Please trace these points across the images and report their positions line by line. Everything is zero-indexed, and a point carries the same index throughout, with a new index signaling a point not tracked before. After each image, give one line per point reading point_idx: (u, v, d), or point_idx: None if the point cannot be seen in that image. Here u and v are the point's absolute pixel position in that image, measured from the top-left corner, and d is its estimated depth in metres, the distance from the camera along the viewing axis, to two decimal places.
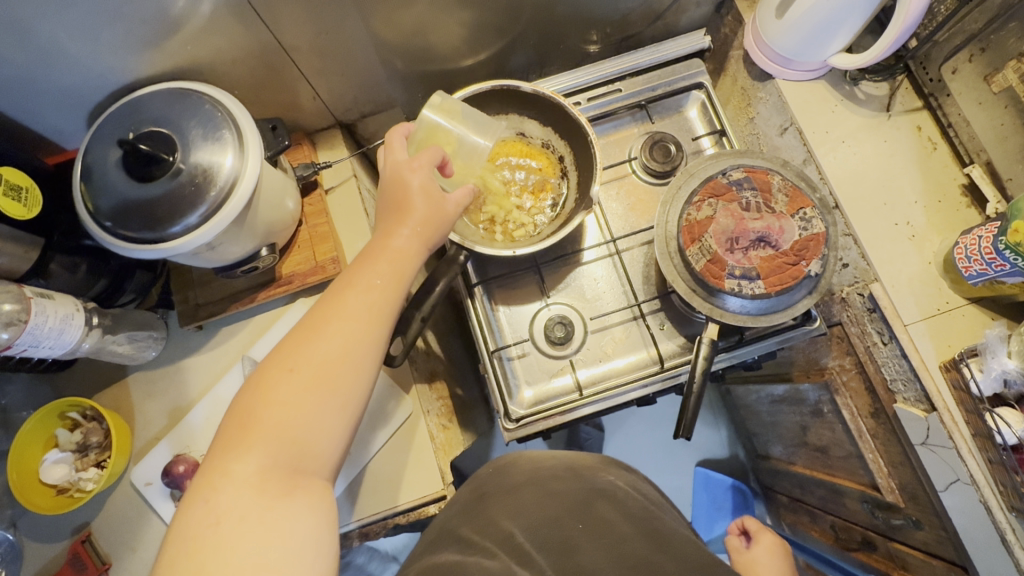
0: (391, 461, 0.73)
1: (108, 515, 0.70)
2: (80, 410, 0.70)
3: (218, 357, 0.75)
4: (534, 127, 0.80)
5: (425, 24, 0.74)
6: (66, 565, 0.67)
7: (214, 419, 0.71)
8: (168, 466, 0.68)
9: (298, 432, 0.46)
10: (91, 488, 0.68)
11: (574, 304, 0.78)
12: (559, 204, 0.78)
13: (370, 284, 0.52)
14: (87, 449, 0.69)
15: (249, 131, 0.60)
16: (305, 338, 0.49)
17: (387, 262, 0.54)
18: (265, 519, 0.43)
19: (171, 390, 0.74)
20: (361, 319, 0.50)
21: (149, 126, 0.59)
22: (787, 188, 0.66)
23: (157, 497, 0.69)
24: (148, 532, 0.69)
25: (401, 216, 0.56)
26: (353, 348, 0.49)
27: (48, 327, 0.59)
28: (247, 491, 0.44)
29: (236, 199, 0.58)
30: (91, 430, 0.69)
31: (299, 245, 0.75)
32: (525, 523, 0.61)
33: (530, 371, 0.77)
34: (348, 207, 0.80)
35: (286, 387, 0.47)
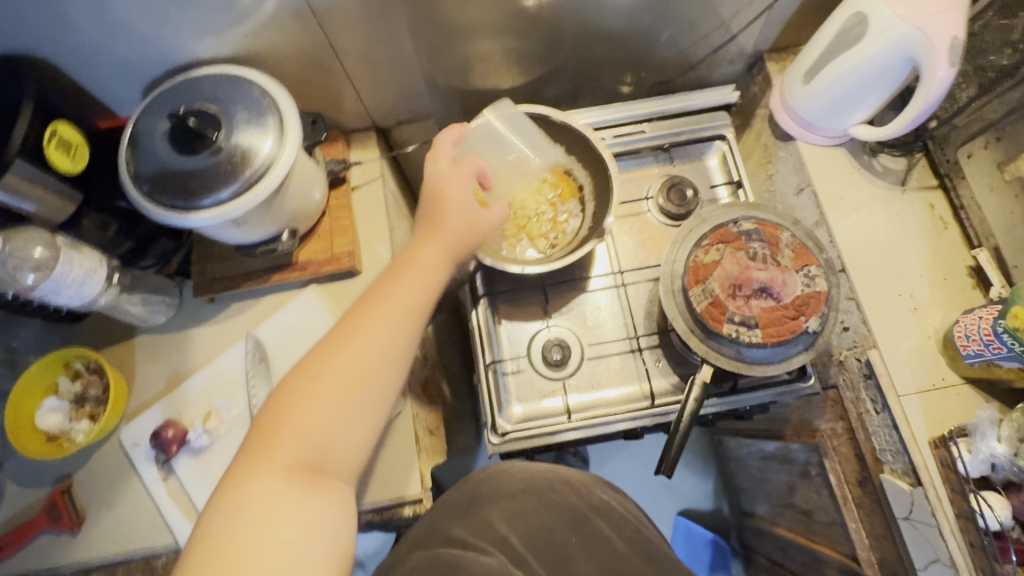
0: (373, 458, 0.73)
1: (90, 470, 0.71)
2: (82, 363, 0.72)
3: (225, 331, 0.77)
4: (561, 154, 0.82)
5: (469, 46, 0.78)
6: (43, 513, 0.68)
7: (209, 390, 0.73)
8: (158, 429, 0.69)
9: (325, 429, 0.51)
10: (79, 440, 0.69)
11: (574, 331, 0.79)
12: (575, 230, 0.80)
13: (406, 299, 0.56)
14: (84, 401, 0.71)
15: (291, 119, 0.64)
16: (339, 342, 0.53)
17: (416, 283, 0.58)
18: (292, 505, 0.48)
19: (173, 356, 0.76)
20: (396, 331, 0.55)
21: (199, 103, 0.63)
22: (794, 245, 0.67)
23: (141, 459, 0.71)
24: (126, 493, 0.70)
25: (447, 243, 0.62)
26: (380, 360, 0.53)
27: (71, 278, 0.62)
28: (276, 481, 0.48)
29: (268, 181, 0.61)
30: (90, 382, 0.72)
31: (319, 234, 0.78)
32: (517, 530, 0.63)
33: (523, 389, 0.78)
34: (370, 205, 0.82)
35: (317, 388, 0.51)
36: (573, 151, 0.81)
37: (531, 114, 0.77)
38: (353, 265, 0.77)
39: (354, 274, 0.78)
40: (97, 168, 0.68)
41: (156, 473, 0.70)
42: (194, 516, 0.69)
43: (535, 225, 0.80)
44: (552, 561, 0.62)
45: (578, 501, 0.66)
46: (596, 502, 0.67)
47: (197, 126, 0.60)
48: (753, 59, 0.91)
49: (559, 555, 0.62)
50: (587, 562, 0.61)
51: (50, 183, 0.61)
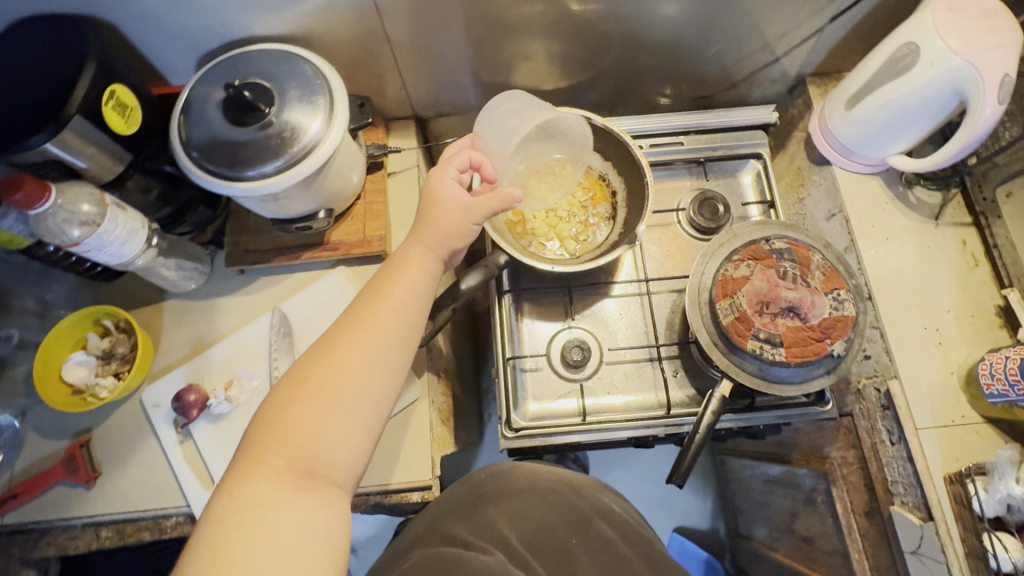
0: (387, 441, 0.74)
1: (110, 426, 0.72)
2: (112, 321, 0.74)
3: (254, 301, 0.78)
4: (597, 158, 0.83)
5: (517, 45, 0.79)
6: (60, 464, 0.69)
7: (232, 359, 0.74)
8: (180, 392, 0.70)
9: (318, 432, 0.51)
10: (103, 396, 0.71)
11: (595, 335, 0.80)
12: (605, 235, 0.80)
13: (397, 299, 0.57)
14: (111, 358, 0.73)
15: (340, 101, 0.65)
16: (331, 346, 0.54)
17: (409, 286, 0.58)
18: (286, 508, 0.48)
19: (199, 323, 0.77)
20: (385, 331, 0.56)
21: (254, 77, 0.65)
22: (826, 268, 0.68)
23: (160, 421, 0.72)
24: (143, 453, 0.71)
25: (441, 244, 0.61)
26: (371, 363, 0.54)
27: (114, 236, 0.63)
28: (270, 485, 0.49)
29: (312, 159, 0.62)
30: (118, 341, 0.73)
31: (353, 216, 0.79)
32: (520, 529, 0.63)
33: (539, 387, 0.78)
34: (404, 192, 0.83)
35: (310, 392, 0.52)
36: (609, 157, 0.82)
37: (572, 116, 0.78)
38: (383, 250, 0.78)
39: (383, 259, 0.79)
40: (148, 132, 0.69)
41: (174, 436, 0.71)
42: (207, 481, 0.70)
43: (565, 226, 0.81)
44: (554, 562, 0.61)
45: (583, 504, 0.67)
46: (601, 506, 0.67)
47: (247, 100, 0.61)
48: (794, 82, 0.92)
49: (561, 554, 0.62)
50: (590, 564, 0.61)
51: (104, 142, 0.62)
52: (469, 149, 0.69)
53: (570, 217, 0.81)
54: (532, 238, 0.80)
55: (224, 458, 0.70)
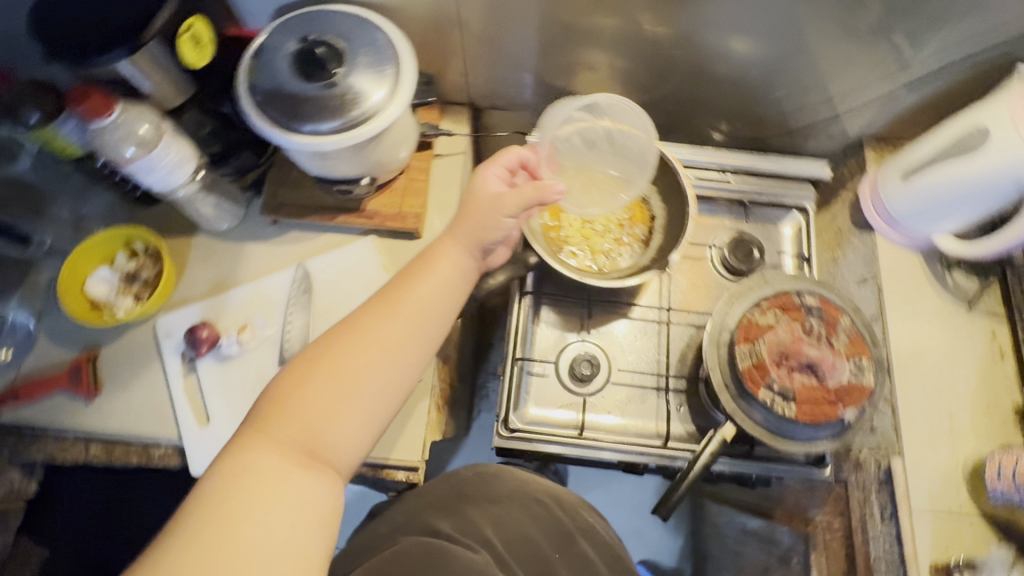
0: None
1: (118, 346, 0.73)
2: (141, 245, 0.74)
3: (281, 252, 0.79)
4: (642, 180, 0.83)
5: (585, 54, 0.80)
6: (66, 373, 0.70)
7: (250, 305, 0.75)
8: (194, 326, 0.72)
9: (328, 410, 0.52)
10: (119, 315, 0.72)
11: (607, 354, 0.79)
12: (636, 257, 0.80)
13: (424, 291, 0.58)
14: (133, 280, 0.74)
15: (407, 74, 0.65)
16: (353, 327, 0.55)
17: (437, 280, 0.59)
18: (285, 481, 0.48)
19: (224, 264, 0.78)
20: (407, 320, 0.56)
21: (328, 37, 0.65)
22: (851, 332, 0.67)
23: (169, 350, 0.72)
24: (145, 379, 0.72)
25: (472, 244, 0.62)
26: (389, 348, 0.55)
27: (158, 162, 0.64)
28: (273, 456, 0.49)
29: (369, 126, 0.63)
30: (144, 265, 0.74)
31: (393, 189, 0.79)
32: (504, 536, 0.63)
33: (542, 393, 0.78)
34: (447, 176, 0.83)
35: (326, 370, 0.53)
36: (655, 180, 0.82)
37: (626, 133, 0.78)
38: (415, 227, 0.78)
39: (412, 238, 0.79)
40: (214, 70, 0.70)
41: (180, 368, 0.71)
42: (202, 418, 0.69)
43: (599, 240, 0.81)
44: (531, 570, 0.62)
45: (567, 519, 0.67)
46: (584, 525, 0.67)
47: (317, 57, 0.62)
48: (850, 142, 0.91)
49: (540, 566, 0.62)
50: None
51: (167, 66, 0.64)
52: (520, 146, 0.68)
53: (604, 232, 0.81)
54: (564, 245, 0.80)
55: (222, 399, 0.70)
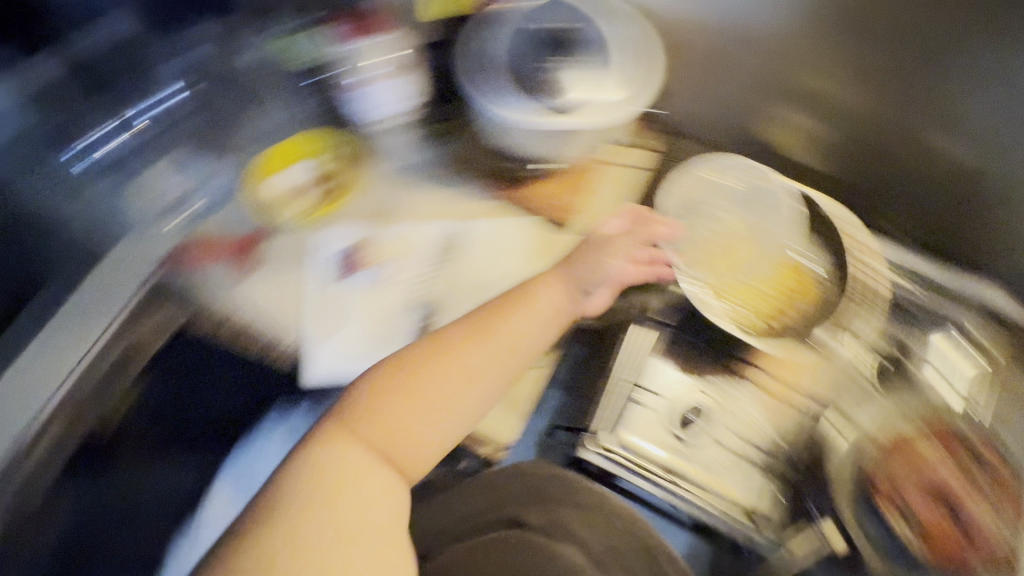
0: None
1: (276, 240, 0.74)
2: (320, 159, 0.76)
3: (436, 202, 0.77)
4: (816, 247, 0.75)
5: (791, 107, 0.78)
6: (238, 248, 0.73)
7: (397, 243, 0.76)
8: (353, 246, 0.75)
9: (411, 420, 0.60)
10: (296, 212, 0.74)
11: (719, 410, 0.72)
12: (789, 327, 0.73)
13: (510, 332, 0.67)
14: (319, 184, 0.76)
15: (636, 78, 0.78)
16: (444, 352, 0.65)
17: (523, 324, 0.68)
18: (366, 479, 0.57)
19: (383, 194, 0.77)
20: (490, 354, 0.65)
21: (575, 23, 0.77)
22: (1007, 485, 0.65)
23: (320, 260, 0.74)
24: (290, 278, 0.73)
25: (570, 284, 0.71)
26: (473, 376, 0.64)
27: (379, 90, 0.76)
28: (359, 454, 0.58)
29: (596, 113, 0.76)
30: (332, 172, 0.76)
31: (559, 179, 0.77)
32: (597, 539, 0.66)
33: (639, 424, 0.71)
34: (605, 182, 0.78)
35: (416, 387, 0.62)
36: (832, 254, 0.74)
37: (807, 199, 0.76)
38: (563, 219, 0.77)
39: (559, 228, 0.77)
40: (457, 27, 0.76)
41: (324, 280, 0.74)
42: (327, 338, 0.72)
43: (755, 297, 0.74)
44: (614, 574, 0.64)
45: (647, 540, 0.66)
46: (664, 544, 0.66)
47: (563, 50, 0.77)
48: None
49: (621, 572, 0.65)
50: None
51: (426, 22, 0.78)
52: (636, 204, 0.78)
53: (763, 291, 0.74)
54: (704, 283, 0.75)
55: (353, 325, 0.73)
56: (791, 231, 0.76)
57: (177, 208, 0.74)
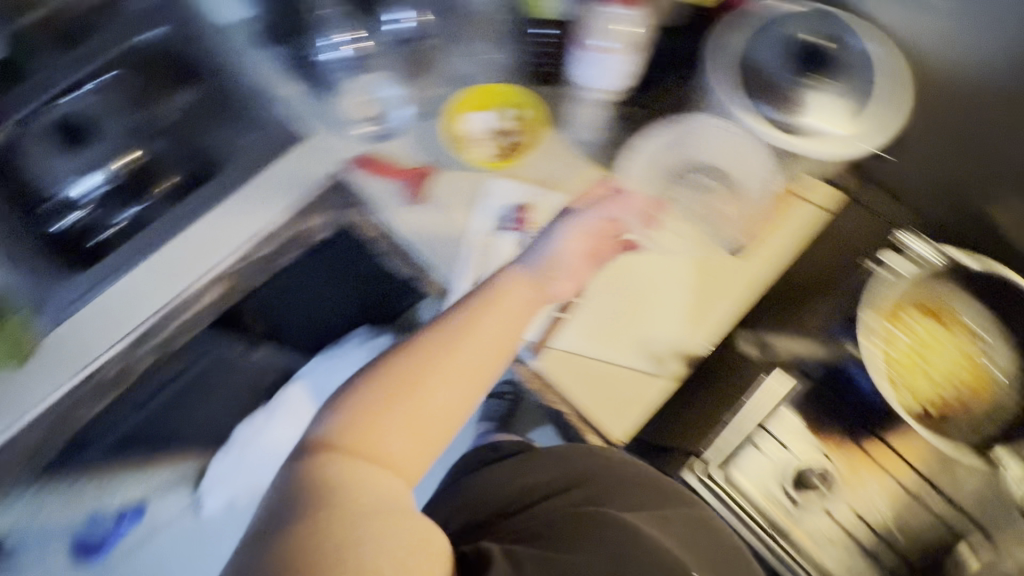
0: (608, 381, 0.69)
1: (449, 177, 0.76)
2: (524, 112, 0.78)
3: (611, 185, 0.77)
4: (999, 355, 0.69)
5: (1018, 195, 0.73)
6: (411, 174, 0.76)
7: (562, 214, 0.75)
8: (518, 205, 0.75)
9: (399, 427, 0.56)
10: (478, 158, 0.77)
11: (844, 482, 0.67)
12: (949, 426, 0.67)
13: (493, 329, 0.62)
14: (502, 136, 0.77)
15: (874, 120, 0.76)
16: (424, 360, 0.59)
17: (507, 318, 0.63)
18: (369, 490, 0.53)
19: (562, 162, 0.77)
20: (474, 352, 0.60)
21: (845, 49, 0.77)
22: None
23: (485, 208, 0.75)
24: (454, 217, 0.75)
25: (538, 286, 0.65)
26: (454, 379, 0.59)
27: (605, 66, 0.74)
28: (357, 470, 0.54)
29: (823, 144, 0.75)
30: (516, 129, 0.78)
31: (746, 202, 0.76)
32: (684, 539, 0.63)
33: (755, 469, 0.67)
34: (794, 219, 0.76)
35: (400, 401, 0.57)
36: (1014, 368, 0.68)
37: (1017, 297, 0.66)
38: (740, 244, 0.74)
39: (731, 253, 0.75)
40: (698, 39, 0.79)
41: (483, 227, 0.74)
42: (476, 278, 0.72)
43: (923, 382, 0.68)
44: None
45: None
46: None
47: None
48: None
49: None
50: None
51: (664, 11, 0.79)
52: (570, 207, 0.70)
53: (931, 379, 0.69)
54: (879, 355, 0.67)
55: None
56: (984, 329, 0.69)
57: (373, 121, 0.78)
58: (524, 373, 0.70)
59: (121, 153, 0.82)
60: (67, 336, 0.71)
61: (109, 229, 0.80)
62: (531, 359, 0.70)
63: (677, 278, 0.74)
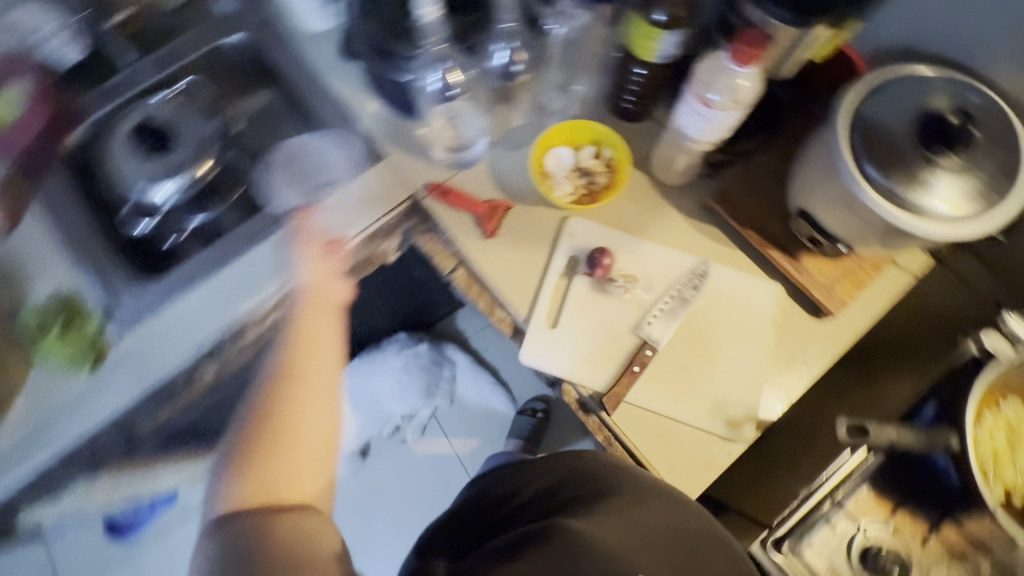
0: (678, 440, 0.68)
1: (529, 213, 0.76)
2: (610, 155, 0.76)
3: (693, 236, 0.76)
4: None
5: None
6: (486, 206, 0.75)
7: (643, 263, 0.74)
8: (599, 250, 0.72)
9: (294, 459, 0.62)
10: (560, 195, 0.75)
11: (911, 563, 0.67)
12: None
13: (322, 343, 0.68)
14: (585, 176, 0.76)
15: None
16: (280, 397, 0.64)
17: (325, 326, 0.69)
18: (300, 523, 0.59)
19: (645, 210, 0.76)
20: (315, 369, 0.66)
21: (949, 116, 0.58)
22: None
23: (564, 250, 0.74)
24: (532, 256, 0.74)
25: (334, 288, 0.71)
26: (312, 397, 0.65)
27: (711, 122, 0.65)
28: (283, 515, 0.59)
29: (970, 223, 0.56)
30: (601, 170, 0.76)
31: (835, 263, 0.73)
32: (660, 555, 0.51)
33: (823, 544, 0.68)
34: (884, 284, 0.73)
35: (283, 442, 0.62)
36: None
37: None
38: (828, 309, 0.71)
39: (813, 314, 0.73)
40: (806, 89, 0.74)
41: (561, 269, 0.73)
42: (551, 319, 0.72)
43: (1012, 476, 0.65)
44: None
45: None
46: None
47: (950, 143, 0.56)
48: None
49: None
50: None
51: None
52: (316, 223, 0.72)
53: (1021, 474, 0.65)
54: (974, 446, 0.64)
55: (578, 320, 0.72)
56: None
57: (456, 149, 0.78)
58: (589, 421, 0.70)
59: (200, 159, 0.80)
60: (133, 347, 0.70)
61: (176, 234, 0.80)
62: (602, 411, 0.69)
63: (757, 338, 0.71)
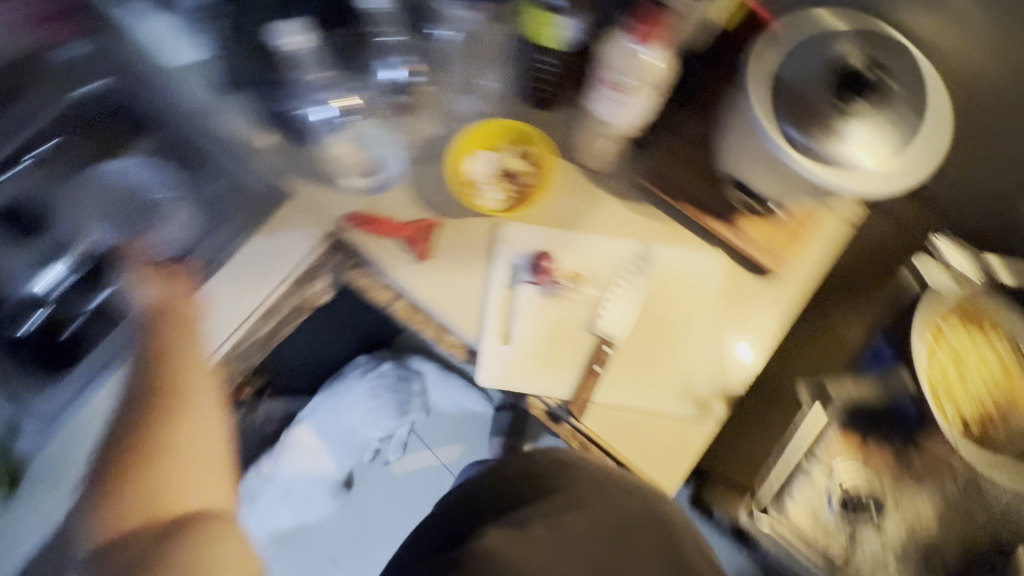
0: (652, 431, 0.67)
1: (460, 227, 0.71)
2: (533, 152, 0.72)
3: (631, 219, 0.73)
4: None
5: None
6: (414, 229, 0.70)
7: (586, 257, 0.71)
8: (539, 254, 0.70)
9: (180, 486, 0.58)
10: (489, 204, 0.71)
11: (890, 498, 0.70)
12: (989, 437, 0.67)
13: (186, 363, 0.61)
14: (510, 178, 0.72)
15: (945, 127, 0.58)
16: (149, 430, 0.58)
17: (187, 345, 0.62)
18: (202, 550, 0.56)
19: (579, 202, 0.73)
20: (185, 394, 0.60)
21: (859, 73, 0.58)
22: None
23: (504, 259, 0.70)
24: (472, 273, 0.70)
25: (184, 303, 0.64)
26: (189, 423, 0.59)
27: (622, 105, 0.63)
28: (180, 546, 0.55)
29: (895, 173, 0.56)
30: (526, 169, 0.72)
31: (773, 221, 0.72)
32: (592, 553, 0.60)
33: (806, 495, 0.71)
34: (824, 233, 0.74)
35: (162, 476, 0.57)
36: None
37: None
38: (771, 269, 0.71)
39: (759, 277, 0.72)
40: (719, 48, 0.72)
41: (505, 281, 0.70)
42: (504, 335, 0.69)
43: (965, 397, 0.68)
44: None
45: None
46: None
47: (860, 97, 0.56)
48: None
49: None
50: None
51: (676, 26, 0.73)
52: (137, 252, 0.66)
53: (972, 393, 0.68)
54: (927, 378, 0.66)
55: (532, 330, 0.69)
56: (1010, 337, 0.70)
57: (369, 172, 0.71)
58: (563, 430, 0.69)
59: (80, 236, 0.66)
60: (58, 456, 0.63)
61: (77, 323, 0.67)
62: (573, 418, 0.67)
63: (711, 312, 0.71)
